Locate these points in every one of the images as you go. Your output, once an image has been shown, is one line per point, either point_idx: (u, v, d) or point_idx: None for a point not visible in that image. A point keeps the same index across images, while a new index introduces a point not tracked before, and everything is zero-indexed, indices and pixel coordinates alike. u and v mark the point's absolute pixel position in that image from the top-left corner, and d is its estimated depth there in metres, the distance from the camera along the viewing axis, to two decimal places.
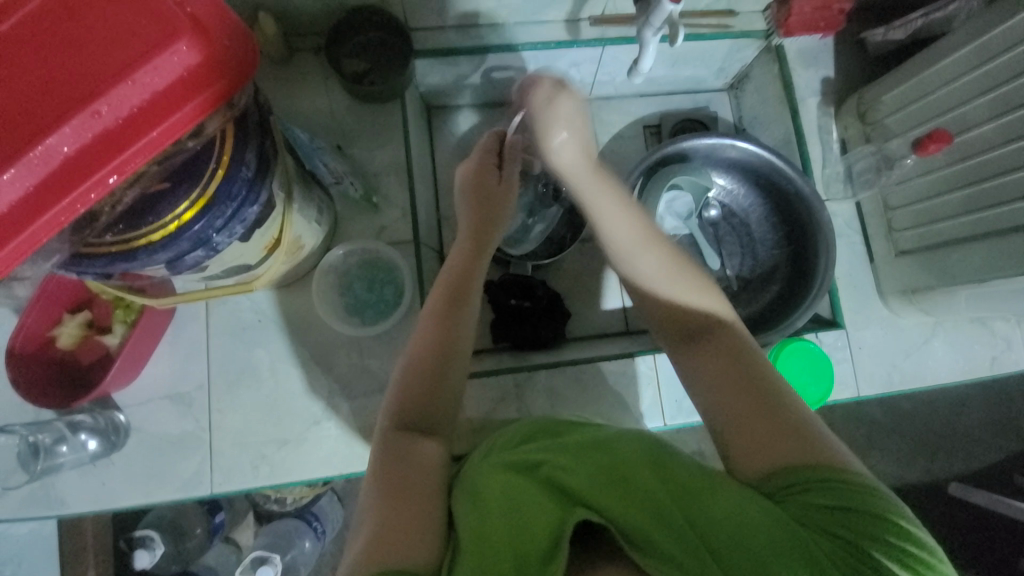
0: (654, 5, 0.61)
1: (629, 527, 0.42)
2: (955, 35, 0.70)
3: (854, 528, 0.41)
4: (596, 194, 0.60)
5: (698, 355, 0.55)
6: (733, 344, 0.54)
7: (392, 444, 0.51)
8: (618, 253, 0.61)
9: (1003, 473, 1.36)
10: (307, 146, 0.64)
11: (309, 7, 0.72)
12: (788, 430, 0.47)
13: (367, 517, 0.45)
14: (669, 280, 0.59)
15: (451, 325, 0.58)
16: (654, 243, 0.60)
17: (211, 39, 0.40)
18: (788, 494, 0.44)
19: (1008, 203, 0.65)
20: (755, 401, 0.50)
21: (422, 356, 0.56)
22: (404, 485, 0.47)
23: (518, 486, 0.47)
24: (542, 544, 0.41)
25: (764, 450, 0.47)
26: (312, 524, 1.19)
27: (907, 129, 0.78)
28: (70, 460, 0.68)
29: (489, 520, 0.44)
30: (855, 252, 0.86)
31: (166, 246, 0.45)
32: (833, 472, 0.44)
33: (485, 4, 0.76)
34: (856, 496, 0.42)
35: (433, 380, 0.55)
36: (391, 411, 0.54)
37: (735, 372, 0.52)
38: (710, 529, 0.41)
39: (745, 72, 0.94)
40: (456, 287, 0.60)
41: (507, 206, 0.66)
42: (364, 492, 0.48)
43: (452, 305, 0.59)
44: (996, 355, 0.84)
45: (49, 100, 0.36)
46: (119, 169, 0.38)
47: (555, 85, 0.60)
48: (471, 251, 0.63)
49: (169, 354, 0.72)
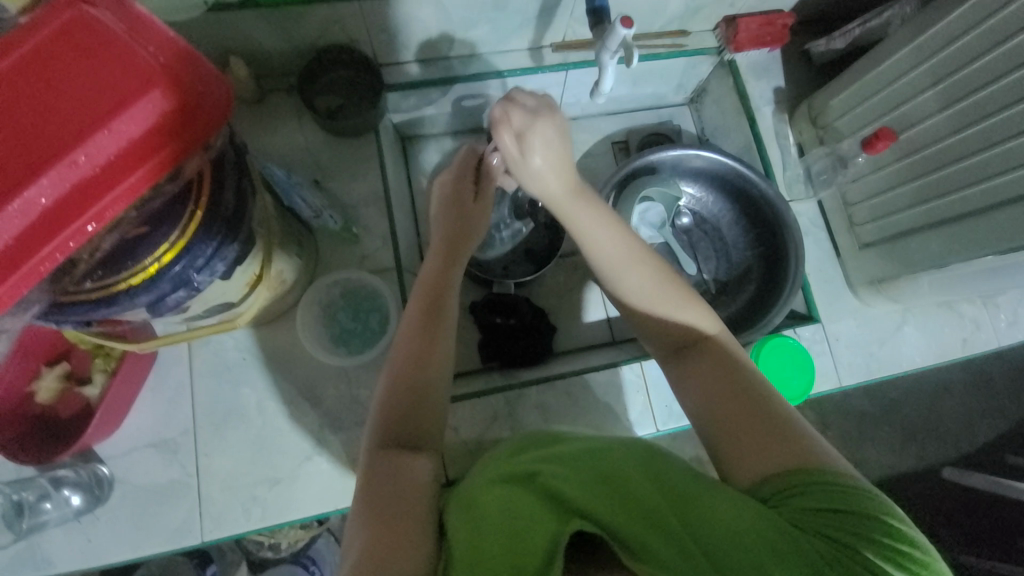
0: (609, 31, 0.65)
1: (626, 535, 0.41)
2: (889, 41, 0.75)
3: (846, 528, 0.41)
4: (574, 211, 0.60)
5: (689, 370, 0.58)
6: (723, 358, 0.57)
7: (380, 464, 0.51)
8: (606, 271, 0.62)
9: (991, 454, 1.39)
10: (284, 183, 0.64)
11: (281, 50, 0.75)
12: (775, 437, 0.49)
13: (356, 535, 0.45)
14: (653, 298, 0.61)
15: (433, 346, 0.59)
16: (640, 263, 0.61)
17: (184, 84, 0.41)
18: (783, 498, 0.45)
19: (957, 191, 0.69)
20: (742, 409, 0.52)
21: (403, 376, 0.57)
22: (393, 506, 0.47)
23: (514, 497, 0.46)
24: (540, 560, 0.40)
25: (753, 455, 0.49)
26: (308, 568, 1.17)
27: (857, 129, 0.82)
28: (55, 517, 0.66)
29: (487, 531, 0.44)
30: (823, 248, 0.90)
31: (147, 288, 0.45)
32: (822, 475, 0.45)
33: (452, 38, 0.79)
34: (846, 497, 0.43)
35: (417, 398, 0.56)
36: (377, 429, 0.54)
37: (723, 384, 0.54)
38: (700, 529, 0.42)
39: (702, 86, 1.00)
40: (433, 301, 0.61)
41: (479, 221, 0.69)
42: (350, 519, 0.47)
43: (431, 319, 0.60)
44: (966, 337, 0.88)
45: (25, 150, 0.37)
46: (98, 217, 0.39)
47: (530, 113, 0.55)
48: (442, 263, 0.64)
49: (153, 400, 0.71)
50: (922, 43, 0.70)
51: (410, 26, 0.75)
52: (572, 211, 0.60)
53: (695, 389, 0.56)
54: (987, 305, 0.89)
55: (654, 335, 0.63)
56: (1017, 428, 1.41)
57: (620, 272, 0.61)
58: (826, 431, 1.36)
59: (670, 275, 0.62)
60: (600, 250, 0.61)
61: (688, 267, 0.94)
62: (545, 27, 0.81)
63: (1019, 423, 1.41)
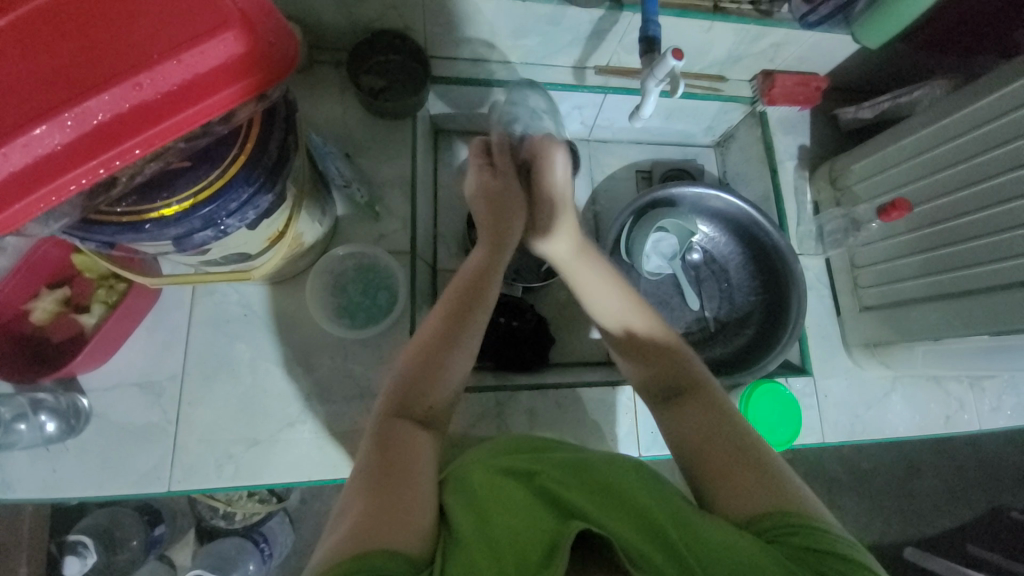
0: (659, 60, 0.67)
1: (632, 547, 0.41)
2: (916, 118, 0.78)
3: (836, 568, 0.42)
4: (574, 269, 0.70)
5: (684, 420, 0.57)
6: (715, 404, 0.58)
7: (388, 429, 0.51)
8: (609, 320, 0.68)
9: (952, 540, 1.40)
10: (320, 149, 0.69)
11: (338, 24, 0.77)
12: (764, 479, 0.50)
13: (351, 505, 0.44)
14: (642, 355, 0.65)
15: (462, 332, 0.59)
16: (642, 313, 0.67)
17: (257, 33, 0.42)
18: (777, 534, 0.45)
19: (962, 269, 0.71)
20: (731, 452, 0.52)
21: (423, 357, 0.57)
22: (396, 479, 0.46)
23: (512, 494, 0.47)
24: (540, 551, 0.40)
25: (742, 492, 0.49)
26: (259, 544, 1.11)
27: (873, 196, 0.85)
28: (25, 439, 0.64)
29: (486, 522, 0.44)
30: (824, 305, 0.92)
31: (177, 222, 0.45)
32: (810, 519, 0.46)
33: (503, 44, 0.82)
34: (832, 543, 0.44)
35: (433, 375, 0.56)
36: (391, 398, 0.54)
37: (719, 433, 0.55)
38: (699, 550, 0.41)
39: (731, 132, 1.03)
40: (468, 292, 0.62)
41: (513, 229, 0.69)
42: (348, 487, 0.47)
43: (463, 307, 0.60)
44: (950, 415, 0.90)
45: (92, 66, 0.38)
46: (148, 143, 0.40)
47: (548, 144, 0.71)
48: (489, 251, 0.67)
49: (146, 340, 0.71)
50: (947, 125, 0.73)
51: (466, 25, 0.77)
52: (579, 271, 0.69)
53: (685, 429, 0.57)
54: (973, 387, 0.91)
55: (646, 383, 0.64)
56: (981, 519, 1.42)
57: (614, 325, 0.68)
58: None
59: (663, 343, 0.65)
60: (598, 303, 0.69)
61: (691, 302, 0.96)
62: (592, 49, 0.84)
63: (984, 515, 1.43)
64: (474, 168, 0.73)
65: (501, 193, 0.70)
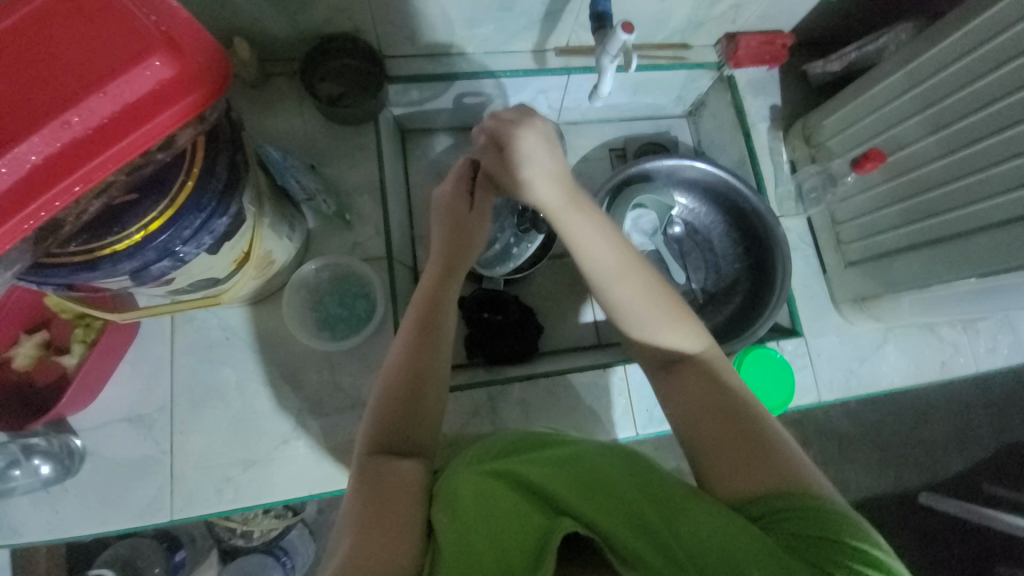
0: (611, 35, 0.66)
1: (618, 540, 0.42)
2: (885, 65, 0.77)
3: (832, 543, 0.42)
4: (569, 221, 0.61)
5: (678, 383, 0.57)
6: (711, 374, 0.57)
7: (370, 464, 0.51)
8: (594, 278, 0.61)
9: (965, 481, 1.41)
10: (280, 163, 0.67)
11: (286, 34, 0.75)
12: (759, 454, 0.49)
13: (343, 537, 0.45)
14: (644, 308, 0.60)
15: (429, 345, 0.60)
16: (634, 272, 0.60)
17: (184, 54, 0.41)
18: (773, 518, 0.45)
19: (942, 214, 0.70)
20: (723, 428, 0.52)
21: (399, 377, 0.58)
22: (385, 506, 0.47)
23: (499, 495, 0.47)
24: (527, 557, 0.40)
25: (738, 468, 0.49)
26: (280, 559, 1.12)
27: (848, 149, 0.84)
28: (23, 485, 0.65)
29: (472, 528, 0.44)
30: (810, 265, 0.92)
31: (130, 255, 0.45)
32: (809, 498, 0.45)
33: (458, 36, 0.80)
34: (830, 519, 0.43)
35: (416, 393, 0.57)
36: (371, 432, 0.55)
37: (710, 400, 0.54)
38: (688, 541, 0.42)
39: (701, 100, 1.01)
40: (430, 309, 0.62)
41: (464, 264, 0.68)
42: (346, 509, 0.48)
43: (424, 332, 0.61)
44: (946, 360, 0.89)
45: (20, 108, 0.37)
46: (85, 179, 0.39)
47: (520, 114, 0.60)
48: (440, 277, 0.65)
49: (131, 374, 0.71)
50: (915, 69, 0.72)
51: (417, 21, 0.76)
52: (569, 222, 0.61)
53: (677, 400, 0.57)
54: (967, 330, 0.91)
55: (642, 347, 0.63)
56: (993, 458, 1.42)
57: (612, 281, 0.60)
58: (806, 450, 1.37)
59: (661, 295, 0.60)
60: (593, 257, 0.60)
61: (677, 275, 0.95)
62: (549, 31, 0.82)
63: (996, 453, 1.43)
64: (452, 179, 0.70)
65: (461, 214, 0.68)
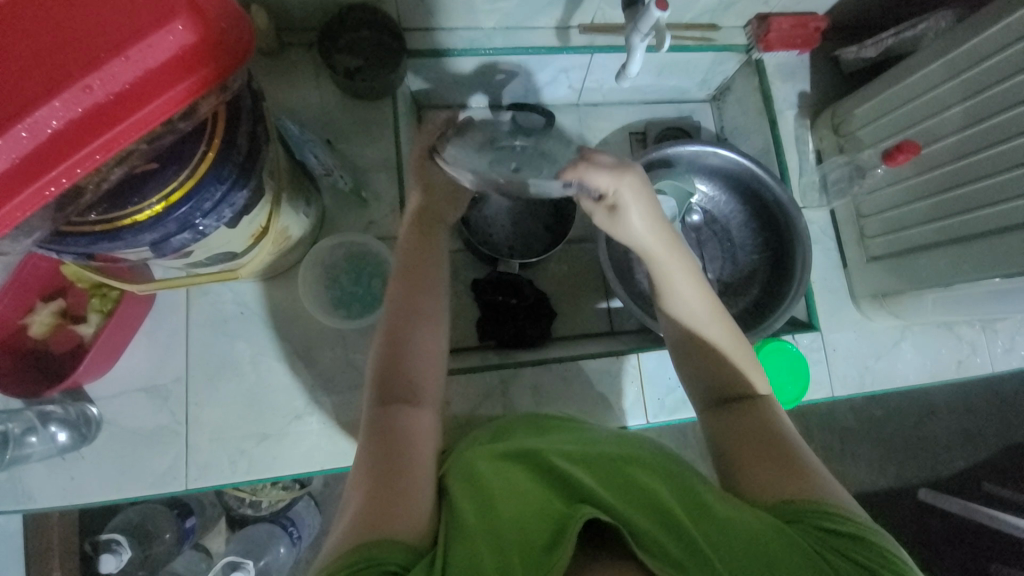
0: (643, 12, 0.63)
1: (638, 529, 0.41)
2: (923, 53, 0.74)
3: (851, 548, 0.42)
4: (669, 269, 0.59)
5: (730, 418, 0.56)
6: (763, 414, 0.56)
7: (381, 423, 0.51)
8: (687, 321, 0.60)
9: (966, 479, 1.41)
10: (297, 138, 0.65)
11: (303, 2, 0.73)
12: (790, 469, 0.50)
13: (355, 497, 0.46)
14: (732, 350, 0.60)
15: (418, 299, 0.58)
16: (722, 318, 0.60)
17: (207, 21, 0.40)
18: (796, 515, 0.45)
19: (973, 211, 0.68)
20: (764, 450, 0.52)
21: (393, 332, 0.56)
22: (395, 473, 0.46)
23: (518, 476, 0.48)
24: (547, 534, 0.41)
25: (768, 482, 0.50)
26: (287, 529, 1.15)
27: (878, 141, 0.82)
28: (39, 451, 0.66)
29: (491, 506, 0.45)
30: (830, 258, 0.90)
31: (151, 227, 0.44)
32: (831, 502, 0.46)
33: (479, 9, 0.77)
34: (848, 522, 0.44)
35: (409, 342, 0.56)
36: (374, 385, 0.54)
37: (757, 430, 0.54)
38: (710, 537, 0.41)
39: (727, 84, 0.98)
40: (416, 266, 0.61)
41: (447, 213, 0.67)
42: (354, 480, 0.47)
43: (413, 287, 0.59)
44: (962, 360, 0.88)
45: (40, 72, 0.36)
46: (107, 147, 0.38)
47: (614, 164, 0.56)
48: (424, 232, 0.64)
49: (146, 346, 0.71)
50: (954, 59, 0.69)
51: None
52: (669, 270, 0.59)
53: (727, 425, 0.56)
54: (986, 330, 0.89)
55: (697, 384, 0.61)
56: (997, 457, 1.42)
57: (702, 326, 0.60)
58: (810, 442, 1.37)
59: (741, 343, 0.60)
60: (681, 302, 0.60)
61: None
62: (575, 6, 0.79)
63: (1001, 453, 1.43)
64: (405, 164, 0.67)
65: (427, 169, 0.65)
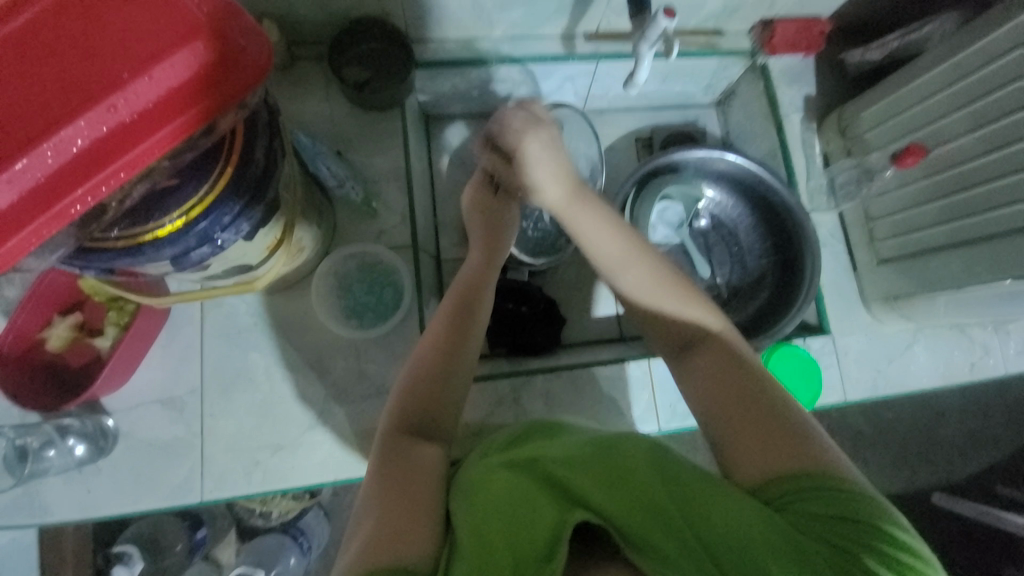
0: (651, 21, 0.65)
1: (626, 526, 0.43)
2: (928, 56, 0.74)
3: (849, 534, 0.42)
4: (574, 216, 0.60)
5: (694, 362, 0.56)
6: (723, 349, 0.56)
7: (394, 444, 0.52)
8: (607, 266, 0.61)
9: (980, 482, 1.39)
10: (310, 150, 0.67)
11: (313, 16, 0.74)
12: (773, 432, 0.48)
13: (368, 513, 0.46)
14: (660, 289, 0.59)
15: (466, 323, 0.59)
16: (637, 262, 0.60)
17: (226, 38, 0.40)
18: (788, 502, 0.44)
19: (985, 212, 0.68)
20: (738, 403, 0.51)
21: (430, 360, 0.57)
22: (405, 487, 0.48)
23: (515, 482, 0.48)
24: (541, 543, 0.42)
25: (750, 454, 0.49)
26: (298, 539, 1.15)
27: (886, 143, 0.82)
28: (58, 464, 0.67)
29: (487, 516, 0.45)
30: (840, 261, 0.90)
31: (172, 241, 0.46)
32: (828, 477, 0.45)
33: (487, 20, 0.79)
34: (847, 503, 0.43)
35: (447, 363, 0.57)
36: (395, 412, 0.55)
37: (727, 376, 0.53)
38: (711, 542, 0.42)
39: (732, 88, 0.97)
40: (467, 292, 0.61)
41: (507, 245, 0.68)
42: (365, 490, 0.49)
43: (464, 309, 0.60)
44: (975, 361, 0.88)
45: (67, 94, 0.37)
46: (130, 165, 0.38)
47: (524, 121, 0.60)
48: (483, 258, 0.65)
49: (161, 357, 0.71)
50: (960, 61, 0.69)
51: (446, 6, 0.74)
52: (574, 216, 0.60)
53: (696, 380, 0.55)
54: (999, 331, 0.89)
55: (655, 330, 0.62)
56: (1011, 461, 1.40)
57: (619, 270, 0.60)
58: None
59: (674, 278, 0.60)
60: (600, 252, 0.61)
61: (702, 269, 0.93)
62: (580, 15, 0.80)
63: (1014, 456, 1.41)
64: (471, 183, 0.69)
65: (490, 203, 0.68)
